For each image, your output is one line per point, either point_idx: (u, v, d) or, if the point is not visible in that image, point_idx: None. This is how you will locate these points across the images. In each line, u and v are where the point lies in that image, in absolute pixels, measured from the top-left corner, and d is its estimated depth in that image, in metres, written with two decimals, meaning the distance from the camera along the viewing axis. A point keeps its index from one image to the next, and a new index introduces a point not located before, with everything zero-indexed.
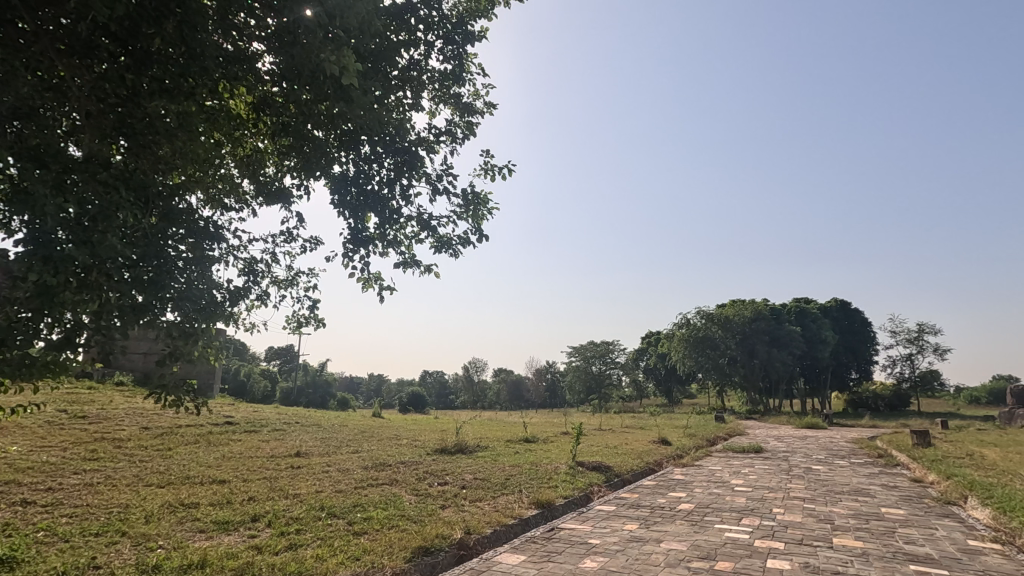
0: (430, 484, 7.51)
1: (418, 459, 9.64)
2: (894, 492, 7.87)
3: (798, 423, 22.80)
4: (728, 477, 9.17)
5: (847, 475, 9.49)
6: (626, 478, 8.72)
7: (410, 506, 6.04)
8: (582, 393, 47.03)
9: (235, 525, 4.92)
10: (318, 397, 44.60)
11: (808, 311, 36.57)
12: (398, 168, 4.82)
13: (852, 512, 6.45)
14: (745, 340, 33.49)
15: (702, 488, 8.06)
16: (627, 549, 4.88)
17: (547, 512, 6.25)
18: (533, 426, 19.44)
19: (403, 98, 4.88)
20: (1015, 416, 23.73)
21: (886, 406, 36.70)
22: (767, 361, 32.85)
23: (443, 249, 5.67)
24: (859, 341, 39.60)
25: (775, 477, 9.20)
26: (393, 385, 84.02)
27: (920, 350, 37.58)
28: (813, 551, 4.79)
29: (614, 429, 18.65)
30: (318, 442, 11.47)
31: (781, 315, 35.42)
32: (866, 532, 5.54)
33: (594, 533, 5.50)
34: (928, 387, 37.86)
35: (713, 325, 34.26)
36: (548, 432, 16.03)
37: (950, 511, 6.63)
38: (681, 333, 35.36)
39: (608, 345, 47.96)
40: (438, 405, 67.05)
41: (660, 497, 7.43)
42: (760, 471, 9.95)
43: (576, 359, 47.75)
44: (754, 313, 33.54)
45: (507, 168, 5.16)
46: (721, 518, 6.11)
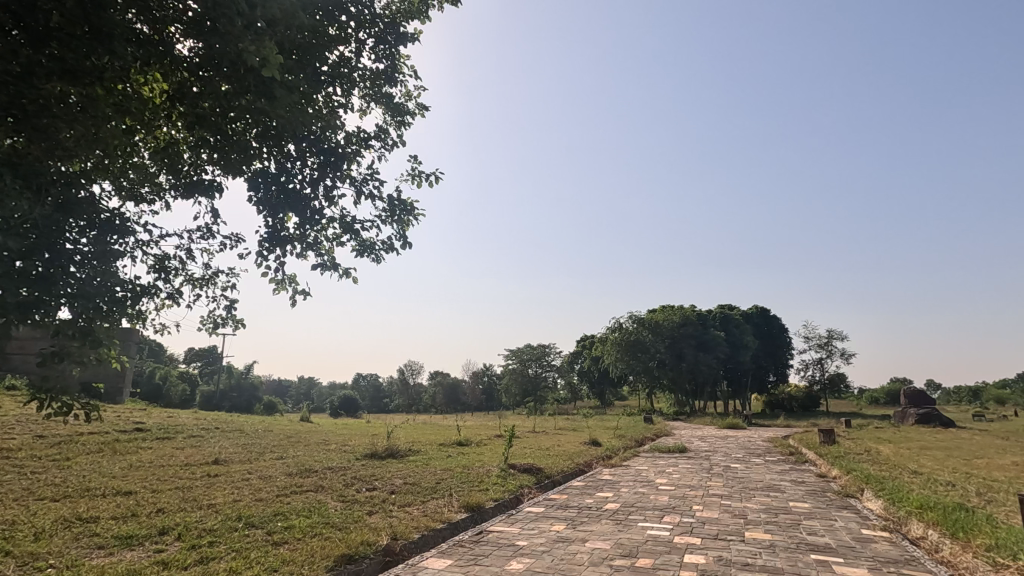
0: (357, 490, 7.33)
1: (346, 464, 9.38)
2: (801, 487, 8.46)
3: (720, 424, 24.01)
4: (654, 477, 9.51)
5: (761, 472, 10.11)
6: (555, 480, 8.88)
7: (335, 513, 5.86)
8: (518, 395, 47.46)
9: (140, 539, 4.60)
10: (242, 400, 42.43)
11: (732, 318, 38.64)
12: (322, 168, 4.73)
13: (763, 507, 6.88)
14: (674, 345, 34.94)
15: (628, 488, 8.33)
16: (553, 549, 4.96)
17: (476, 516, 6.25)
18: (468, 429, 19.40)
19: (332, 95, 4.77)
20: (906, 415, 26.14)
21: (799, 407, 39.37)
22: (693, 365, 34.44)
23: (365, 254, 5.69)
24: (776, 346, 42.25)
25: (697, 475, 9.66)
26: (325, 389, 81.38)
27: (828, 355, 40.57)
28: (726, 545, 5.06)
29: (547, 431, 18.99)
30: (239, 449, 10.94)
31: (707, 321, 37.22)
32: (775, 525, 5.91)
33: (521, 535, 5.55)
34: (836, 388, 40.93)
35: (645, 329, 35.49)
36: (480, 435, 16.04)
37: (848, 504, 7.20)
38: (614, 337, 36.38)
39: (544, 348, 48.69)
40: (371, 409, 65.61)
41: (588, 498, 7.60)
42: (683, 470, 10.41)
43: (512, 362, 48.22)
44: (682, 318, 35.08)
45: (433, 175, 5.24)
46: (644, 516, 6.33)
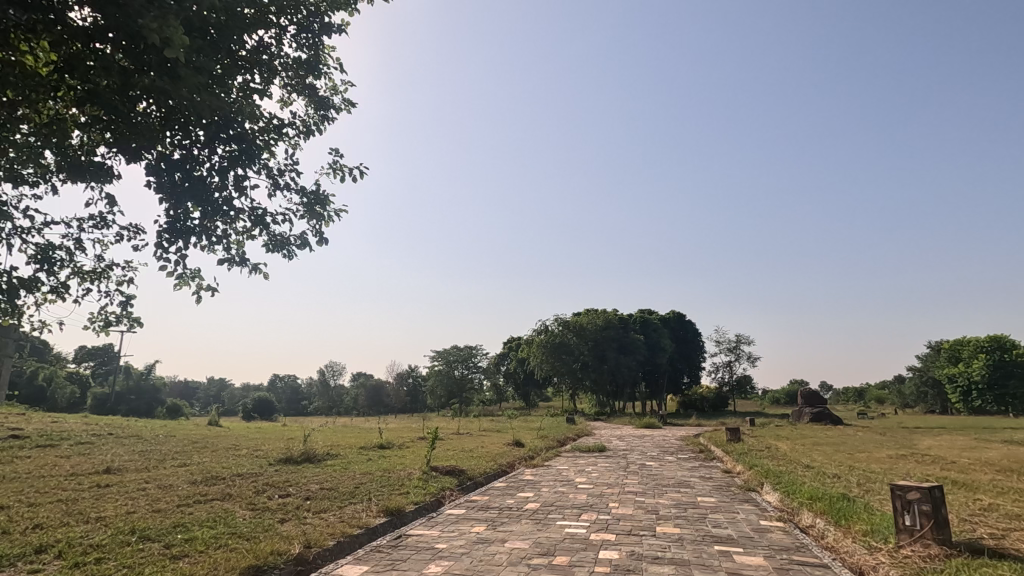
0: (269, 497, 6.97)
1: (258, 470, 8.90)
2: (708, 483, 8.99)
3: (637, 424, 25.01)
4: (574, 476, 9.75)
5: (673, 470, 10.63)
6: (478, 481, 8.89)
7: (243, 523, 5.54)
8: (444, 397, 47.06)
9: (10, 560, 4.12)
10: (142, 404, 39.06)
11: (651, 322, 40.44)
12: (233, 158, 4.49)
13: (674, 502, 7.25)
14: (597, 347, 36.01)
15: (548, 487, 8.49)
16: (472, 551, 4.96)
17: (396, 520, 6.13)
18: (390, 432, 18.99)
19: (248, 82, 4.55)
20: (802, 414, 28.42)
21: (710, 407, 41.82)
22: (614, 367, 35.68)
23: (278, 249, 5.79)
24: (690, 349, 44.65)
25: (614, 474, 10.01)
26: (237, 391, 76.75)
27: (737, 358, 43.41)
28: (638, 540, 5.28)
29: (471, 433, 18.96)
30: (136, 456, 10.08)
31: (628, 325, 38.69)
32: (683, 520, 6.24)
33: (441, 538, 5.51)
34: (742, 389, 43.84)
35: (569, 332, 36.35)
36: (403, 438, 15.76)
37: (749, 497, 7.73)
38: (540, 339, 36.98)
39: (470, 350, 48.71)
40: (288, 412, 62.64)
41: (509, 498, 7.68)
42: (602, 469, 10.75)
43: (438, 363, 47.79)
44: (605, 322, 36.31)
45: (354, 176, 5.49)
46: (563, 515, 6.49)
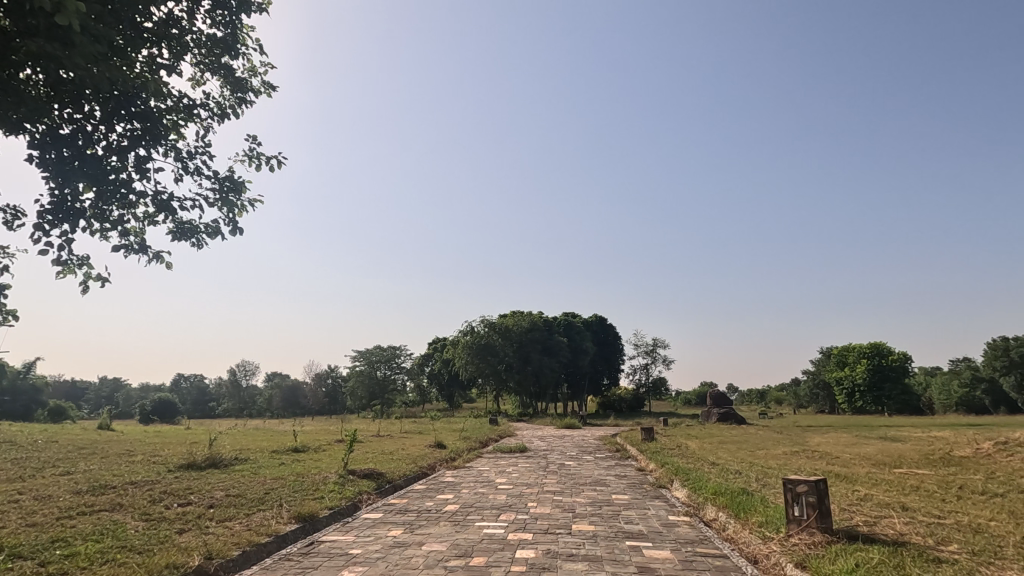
0: (167, 506, 6.47)
1: (155, 478, 8.23)
2: (623, 480, 9.35)
3: (558, 425, 25.55)
4: (494, 477, 9.80)
5: (590, 469, 10.96)
6: (397, 484, 8.71)
7: (135, 535, 5.11)
8: (365, 398, 45.64)
9: None
10: (17, 406, 34.97)
11: (574, 325, 41.50)
12: (134, 138, 4.17)
13: (590, 501, 7.47)
14: (521, 349, 36.48)
15: (468, 489, 8.47)
16: (387, 555, 4.86)
17: (308, 526, 5.89)
18: (305, 435, 18.19)
19: (154, 56, 4.23)
20: (710, 414, 30.23)
21: (628, 407, 43.72)
22: (538, 368, 36.27)
23: (185, 237, 5.54)
24: (611, 352, 46.23)
25: (534, 474, 10.16)
26: (134, 392, 70.66)
27: (653, 361, 45.50)
28: (554, 538, 5.40)
29: (391, 435, 18.58)
30: (8, 465, 9.01)
31: (552, 327, 39.52)
32: (598, 517, 6.44)
33: (355, 543, 5.35)
34: (657, 391, 46.00)
35: (495, 333, 36.56)
36: (319, 440, 15.15)
37: (659, 494, 8.11)
38: (465, 340, 36.88)
39: (394, 351, 47.89)
40: (192, 414, 58.45)
41: (429, 500, 7.59)
42: (522, 469, 10.89)
43: (360, 364, 46.47)
44: (530, 324, 36.87)
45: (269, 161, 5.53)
46: (482, 516, 6.50)
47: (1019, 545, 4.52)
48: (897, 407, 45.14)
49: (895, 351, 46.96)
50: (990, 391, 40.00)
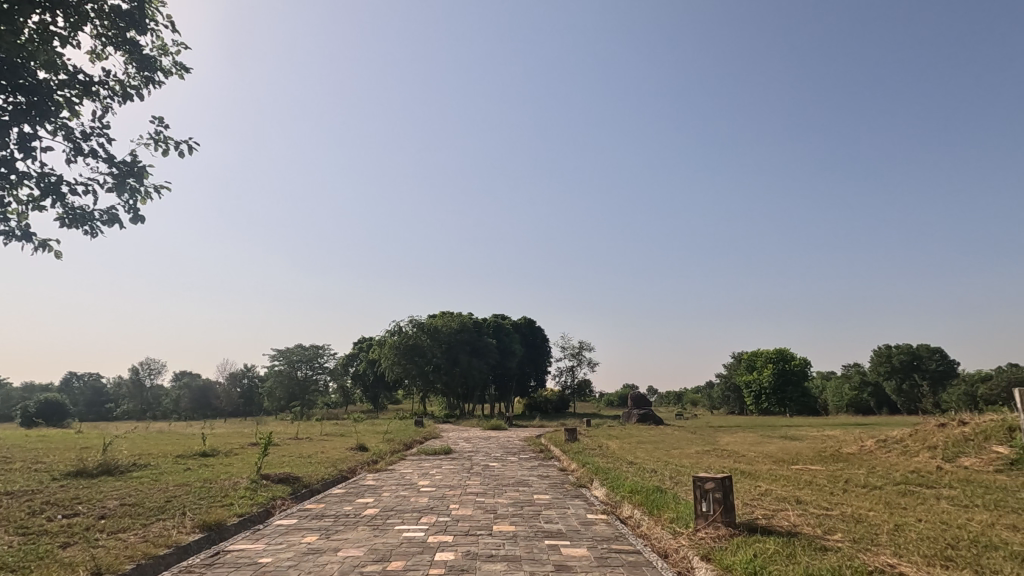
0: (50, 518, 5.87)
1: (37, 487, 7.46)
2: (545, 481, 9.51)
3: (485, 426, 25.63)
4: (417, 479, 9.67)
5: (514, 470, 11.06)
6: (314, 488, 8.39)
7: (9, 551, 4.60)
8: (283, 399, 43.62)
9: None
10: None
11: (503, 327, 41.80)
12: (18, 111, 3.83)
13: (512, 501, 7.54)
14: (450, 349, 36.26)
15: (389, 492, 8.29)
16: (300, 563, 4.66)
17: (213, 535, 5.53)
18: (216, 439, 17.09)
19: (46, 25, 3.92)
20: (631, 414, 31.43)
21: (553, 408, 45.11)
22: (466, 370, 36.12)
23: (77, 223, 5.16)
24: (539, 354, 46.91)
25: (457, 476, 10.12)
26: (15, 392, 63.52)
27: (578, 363, 46.71)
28: (474, 540, 5.41)
29: (311, 438, 17.88)
30: None
31: (481, 329, 39.61)
32: (519, 517, 6.52)
33: (266, 552, 5.10)
34: (582, 393, 47.33)
35: (423, 334, 36.11)
36: (230, 444, 14.30)
37: (580, 493, 8.33)
38: (392, 340, 36.15)
39: (316, 350, 46.33)
40: (85, 417, 53.39)
41: (347, 505, 7.36)
42: (445, 471, 10.81)
43: (279, 364, 44.38)
44: (460, 325, 36.76)
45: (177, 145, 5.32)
46: (402, 519, 6.39)
47: (892, 532, 5.03)
48: (798, 408, 49.37)
49: (796, 356, 50.88)
50: (875, 394, 44.26)
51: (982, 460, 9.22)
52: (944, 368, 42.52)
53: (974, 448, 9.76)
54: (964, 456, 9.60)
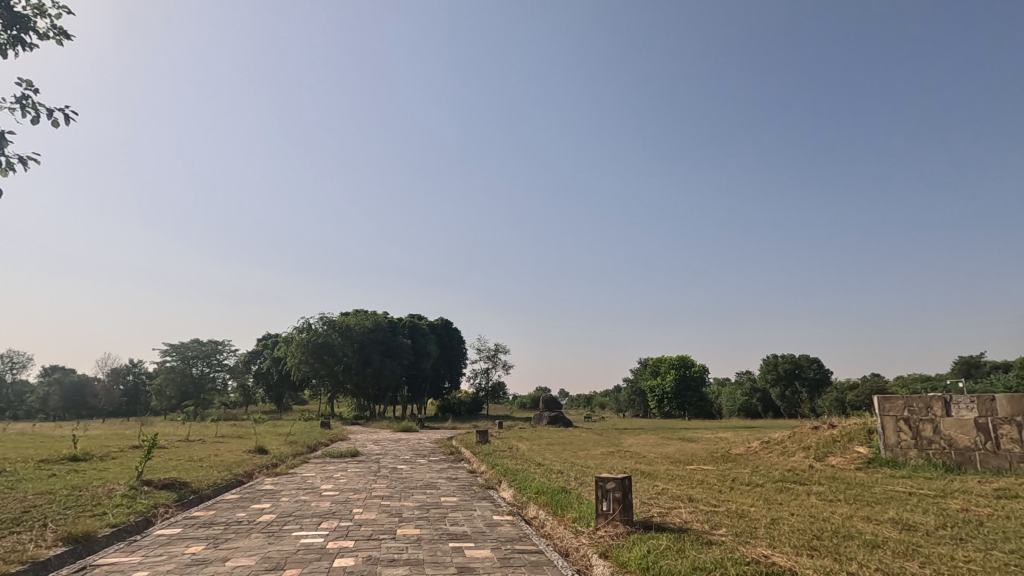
0: None
1: None
2: (453, 483, 9.48)
3: (395, 428, 25.15)
4: (319, 483, 9.27)
5: (422, 472, 10.91)
6: (203, 494, 7.80)
7: None
8: (174, 398, 39.92)
9: None
10: None
11: (419, 327, 41.23)
12: None
13: (418, 504, 7.44)
14: (362, 349, 35.12)
15: (288, 497, 7.89)
16: None
17: (79, 549, 4.99)
18: (90, 441, 15.43)
19: None
20: (542, 416, 32.11)
21: (467, 411, 44.94)
22: (379, 370, 35.14)
23: None
24: (455, 355, 46.68)
25: (363, 479, 9.83)
26: None
27: (493, 365, 47.06)
28: (377, 544, 5.27)
29: (203, 440, 16.63)
30: None
31: (396, 329, 38.75)
32: (424, 520, 6.44)
33: (143, 564, 4.67)
34: (495, 395, 47.69)
35: (334, 332, 34.76)
36: (108, 447, 12.97)
37: (487, 495, 8.37)
38: (300, 338, 34.46)
39: (215, 346, 43.58)
40: None
41: (240, 512, 6.90)
42: (351, 474, 10.46)
43: (171, 360, 41.03)
44: (374, 324, 35.83)
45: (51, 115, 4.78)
46: (301, 525, 6.11)
47: (769, 526, 5.49)
48: (695, 412, 53.17)
49: (696, 363, 54.41)
50: (762, 399, 48.53)
51: (846, 459, 10.33)
52: (820, 376, 47.21)
53: (840, 448, 10.91)
54: (832, 455, 10.71)
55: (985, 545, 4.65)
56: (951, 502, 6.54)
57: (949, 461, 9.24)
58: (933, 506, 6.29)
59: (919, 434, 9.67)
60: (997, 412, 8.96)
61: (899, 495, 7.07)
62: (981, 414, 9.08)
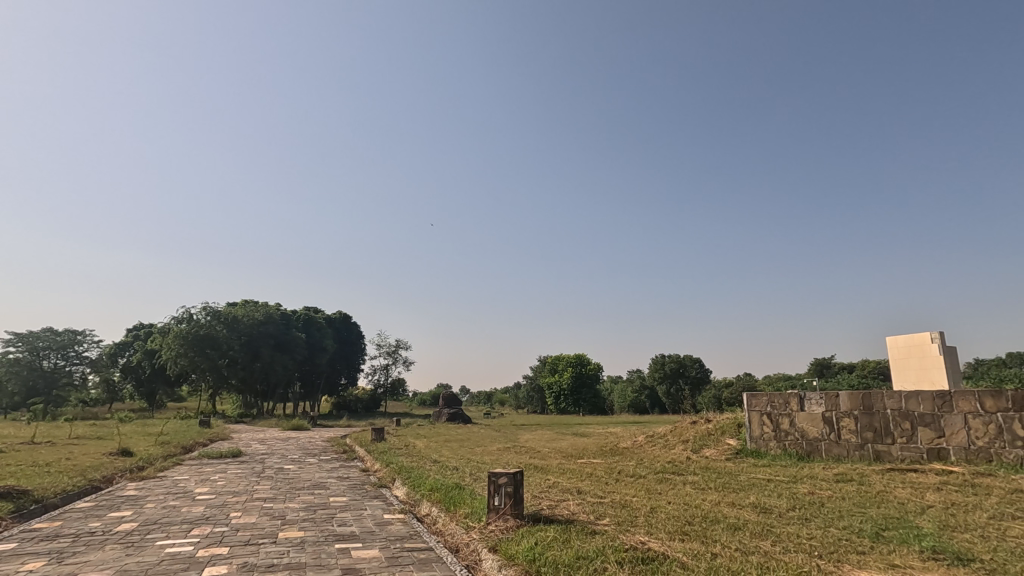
0: None
1: None
2: (344, 483, 9.13)
3: (284, 427, 23.71)
4: (193, 486, 8.52)
5: (311, 472, 10.40)
6: (48, 503, 6.87)
7: None
8: (19, 395, 34.61)
9: None
10: None
11: (315, 321, 39.32)
12: None
13: (304, 505, 7.09)
14: (250, 343, 32.80)
15: (155, 503, 7.16)
16: None
17: None
18: None
19: None
20: (441, 414, 31.92)
21: (363, 407, 44.12)
22: (268, 365, 33.00)
23: None
24: (353, 350, 45.07)
25: (245, 480, 9.17)
26: None
27: (393, 362, 46.05)
28: (255, 550, 4.95)
29: (53, 442, 14.63)
30: None
31: (289, 322, 36.65)
32: (310, 522, 6.16)
33: None
34: (394, 391, 46.78)
35: (219, 324, 32.15)
36: None
37: (379, 493, 8.17)
38: (178, 329, 31.46)
39: (72, 337, 39.17)
40: None
41: (94, 521, 6.16)
42: (231, 475, 9.73)
43: (18, 351, 35.96)
44: (264, 316, 33.65)
45: None
46: (168, 533, 5.59)
47: (648, 514, 5.86)
48: (589, 408, 55.59)
49: (592, 362, 56.93)
50: (650, 396, 51.74)
51: (718, 451, 11.30)
52: (700, 375, 51.17)
53: (713, 441, 11.91)
54: (707, 447, 11.66)
55: (824, 523, 5.31)
56: (801, 486, 7.40)
57: (800, 450, 10.44)
58: (787, 491, 7.08)
59: (778, 427, 10.81)
60: (839, 407, 10.21)
61: (760, 482, 7.87)
62: (828, 409, 10.31)
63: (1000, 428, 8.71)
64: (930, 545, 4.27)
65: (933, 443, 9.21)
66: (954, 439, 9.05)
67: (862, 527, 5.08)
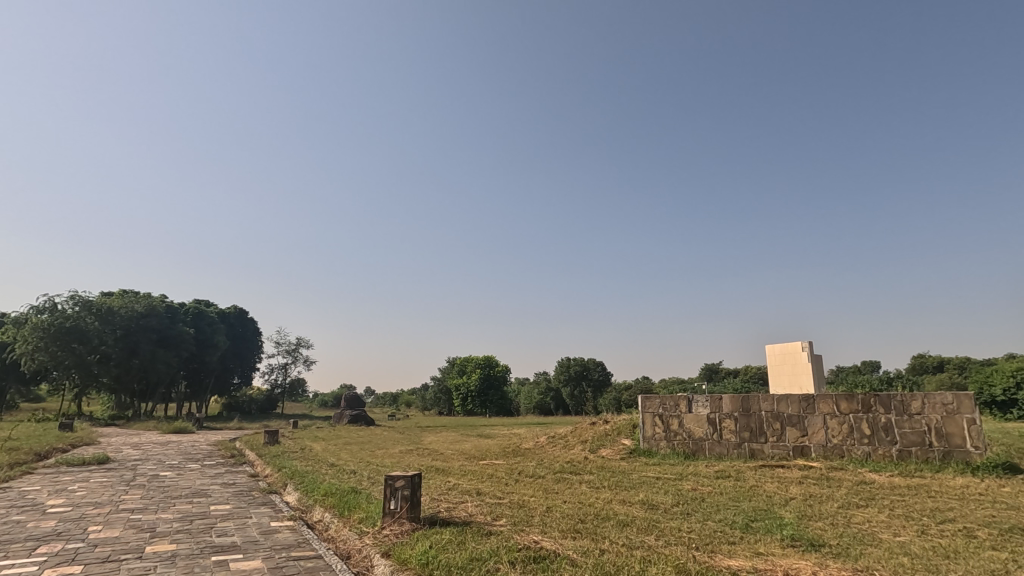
0: None
1: None
2: (229, 489, 8.50)
3: (164, 429, 21.73)
4: (46, 498, 7.53)
5: (191, 478, 9.58)
6: None
7: None
8: None
9: None
10: None
11: (206, 315, 36.40)
12: None
13: (179, 515, 6.51)
14: (127, 337, 29.65)
15: None
16: None
17: None
18: None
19: None
20: (343, 415, 30.76)
21: (257, 408, 41.56)
22: (148, 362, 30.03)
23: None
24: (248, 347, 42.14)
25: (111, 490, 8.26)
26: None
27: (293, 360, 43.73)
28: (114, 567, 4.45)
29: None
30: None
31: (175, 316, 33.59)
32: (185, 533, 5.66)
33: None
34: (293, 391, 44.45)
35: (90, 316, 28.66)
36: None
37: (268, 500, 7.69)
38: (37, 320, 27.76)
39: None
40: None
41: None
42: (94, 484, 8.73)
43: None
44: (145, 308, 30.56)
45: None
46: (7, 552, 4.89)
47: (544, 514, 5.98)
48: (495, 409, 56.25)
49: (500, 364, 57.64)
50: (553, 397, 53.23)
51: (614, 450, 11.81)
52: (602, 378, 53.33)
53: (610, 440, 12.44)
54: (603, 447, 12.16)
55: (703, 516, 5.71)
56: (685, 483, 7.92)
57: (687, 449, 11.17)
58: (672, 488, 7.53)
59: (668, 427, 11.48)
60: (721, 409, 11.05)
61: (651, 480, 8.31)
62: (712, 410, 11.12)
63: (851, 427, 9.86)
64: (788, 534, 4.73)
65: (798, 442, 10.23)
66: (815, 438, 10.11)
67: (734, 519, 5.52)
